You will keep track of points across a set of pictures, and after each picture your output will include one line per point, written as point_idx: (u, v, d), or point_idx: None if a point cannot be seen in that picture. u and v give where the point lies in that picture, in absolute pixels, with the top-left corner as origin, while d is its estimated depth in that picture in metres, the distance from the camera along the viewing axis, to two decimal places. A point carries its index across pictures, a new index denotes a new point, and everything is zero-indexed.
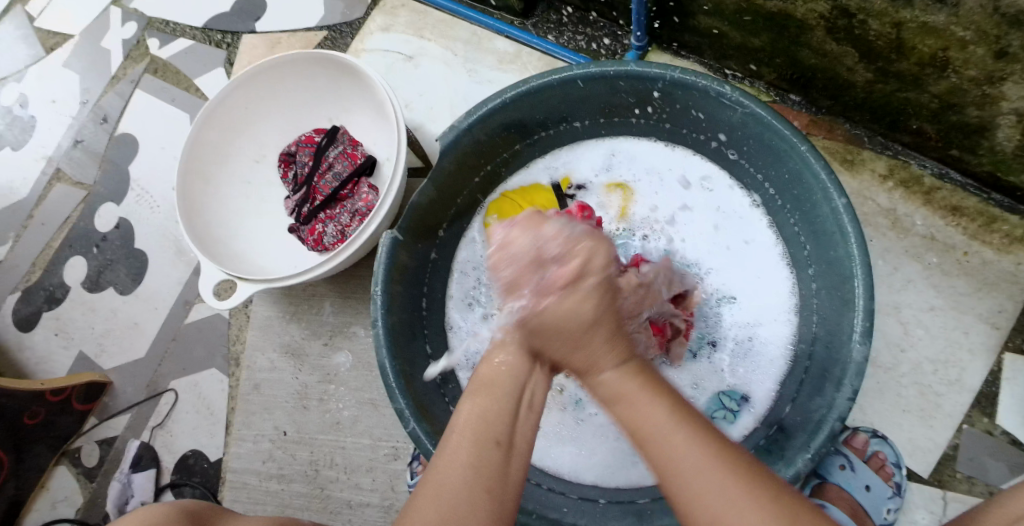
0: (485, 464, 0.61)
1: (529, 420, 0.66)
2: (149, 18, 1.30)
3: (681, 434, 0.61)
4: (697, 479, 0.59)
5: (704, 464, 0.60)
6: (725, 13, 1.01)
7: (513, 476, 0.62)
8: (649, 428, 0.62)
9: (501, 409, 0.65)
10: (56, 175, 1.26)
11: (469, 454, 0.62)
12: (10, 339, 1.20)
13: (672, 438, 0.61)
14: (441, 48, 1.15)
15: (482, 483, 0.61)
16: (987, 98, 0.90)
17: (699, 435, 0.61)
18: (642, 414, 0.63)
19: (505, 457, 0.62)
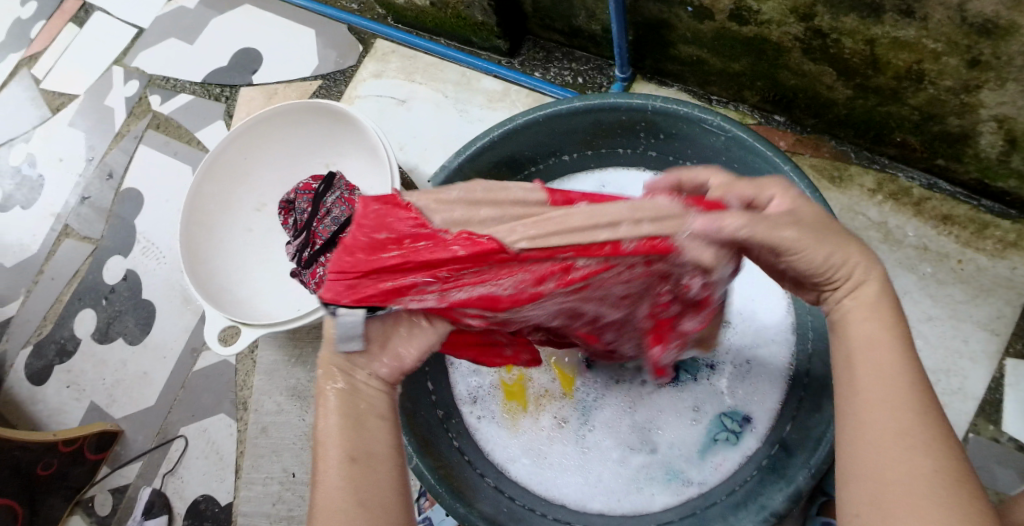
0: (353, 481, 0.56)
1: (389, 427, 0.59)
2: (150, 77, 1.35)
3: (896, 384, 0.55)
4: (889, 428, 0.54)
5: (907, 429, 0.54)
6: (703, 41, 1.03)
7: (385, 481, 0.57)
8: (864, 353, 0.58)
9: (357, 423, 0.58)
10: (64, 230, 1.30)
11: (336, 478, 0.56)
12: (23, 393, 1.22)
13: (874, 386, 0.56)
14: (431, 90, 1.18)
15: (363, 502, 0.55)
16: (965, 107, 0.91)
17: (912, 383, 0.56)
18: (862, 340, 0.59)
19: (374, 470, 0.56)
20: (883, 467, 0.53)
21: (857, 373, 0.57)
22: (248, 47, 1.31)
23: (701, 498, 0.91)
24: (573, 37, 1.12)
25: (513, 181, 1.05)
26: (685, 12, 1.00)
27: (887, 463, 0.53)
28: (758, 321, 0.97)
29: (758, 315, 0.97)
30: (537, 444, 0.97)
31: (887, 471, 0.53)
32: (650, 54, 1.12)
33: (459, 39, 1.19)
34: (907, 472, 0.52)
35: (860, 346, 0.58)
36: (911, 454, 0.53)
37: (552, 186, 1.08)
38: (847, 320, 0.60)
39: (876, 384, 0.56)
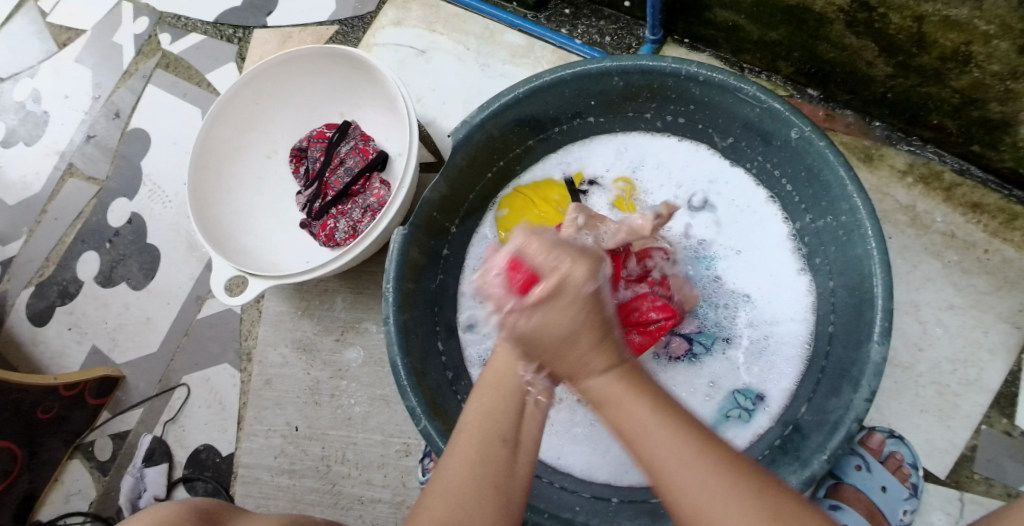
0: (490, 458, 0.65)
1: (535, 421, 0.69)
2: (160, 13, 1.30)
3: (688, 444, 0.63)
4: (693, 488, 0.62)
5: (692, 485, 0.62)
6: (741, 6, 0.99)
7: (519, 474, 0.66)
8: (632, 425, 0.65)
9: (510, 411, 0.68)
10: (68, 170, 1.26)
11: (472, 450, 0.66)
12: (24, 334, 1.21)
13: (674, 452, 0.63)
14: (453, 42, 1.14)
15: (489, 478, 0.65)
16: (1009, 94, 0.88)
17: (692, 432, 0.64)
18: (628, 414, 0.65)
19: (511, 454, 0.66)
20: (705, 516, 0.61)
21: (641, 436, 0.64)
22: None
23: None
24: None
25: (535, 141, 1.02)
26: None
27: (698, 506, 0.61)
28: (777, 299, 0.96)
29: (780, 292, 0.96)
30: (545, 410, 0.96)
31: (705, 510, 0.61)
32: (684, 17, 1.07)
33: None
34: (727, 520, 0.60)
35: (620, 397, 0.66)
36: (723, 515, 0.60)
37: (574, 148, 1.05)
38: (612, 397, 0.67)
39: (658, 443, 0.63)
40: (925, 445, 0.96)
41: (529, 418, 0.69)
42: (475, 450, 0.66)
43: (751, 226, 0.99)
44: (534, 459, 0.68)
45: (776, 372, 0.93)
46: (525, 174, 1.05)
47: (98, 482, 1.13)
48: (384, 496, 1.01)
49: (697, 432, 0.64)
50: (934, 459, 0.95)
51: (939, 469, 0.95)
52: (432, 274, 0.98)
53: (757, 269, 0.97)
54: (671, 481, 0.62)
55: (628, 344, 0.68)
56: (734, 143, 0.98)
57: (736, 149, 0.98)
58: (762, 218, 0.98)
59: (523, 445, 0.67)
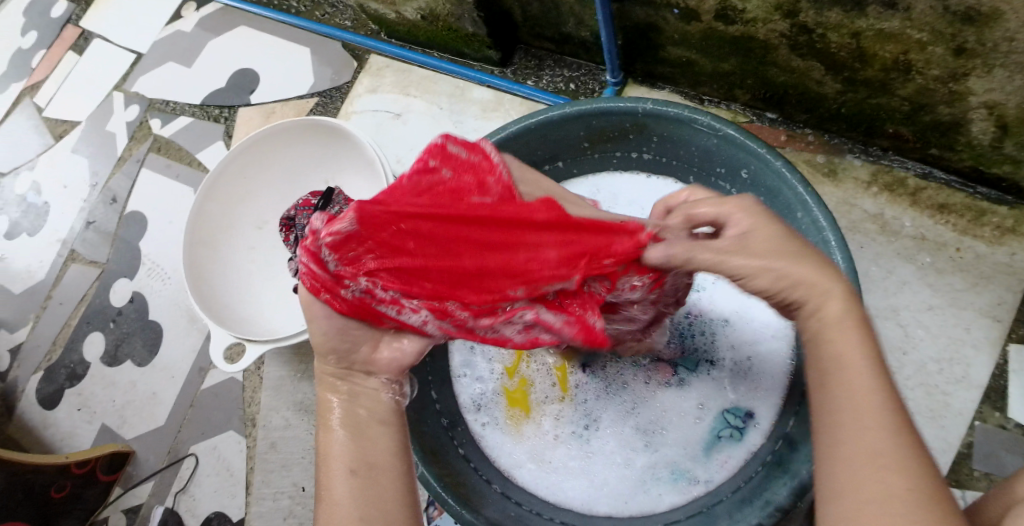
0: (359, 497, 0.62)
1: (387, 439, 0.66)
2: (150, 100, 1.37)
3: (876, 395, 0.58)
4: (857, 439, 0.56)
5: (861, 429, 0.56)
6: (691, 41, 1.04)
7: (390, 490, 0.63)
8: (849, 360, 0.60)
9: (351, 437, 0.66)
10: (70, 255, 1.32)
11: (344, 491, 0.62)
12: (35, 418, 1.24)
13: (868, 393, 0.58)
14: (426, 103, 1.19)
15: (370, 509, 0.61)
16: (954, 95, 0.92)
17: (885, 383, 0.59)
18: (840, 351, 0.61)
19: (375, 479, 0.63)
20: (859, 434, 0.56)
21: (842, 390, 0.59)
22: (244, 68, 1.33)
23: (707, 496, 0.91)
24: (564, 45, 1.13)
25: None
26: (671, 15, 1.01)
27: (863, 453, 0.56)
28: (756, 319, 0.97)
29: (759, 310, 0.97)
30: (541, 448, 0.98)
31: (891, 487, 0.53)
32: (640, 58, 1.13)
33: (452, 51, 1.21)
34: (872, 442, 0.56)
35: (837, 337, 0.62)
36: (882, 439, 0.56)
37: None
38: (822, 337, 0.63)
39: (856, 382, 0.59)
40: None
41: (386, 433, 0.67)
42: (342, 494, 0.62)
43: None
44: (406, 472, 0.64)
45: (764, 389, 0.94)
46: None
47: None
48: None
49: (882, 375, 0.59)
50: (932, 459, 0.96)
51: (937, 469, 0.96)
52: None
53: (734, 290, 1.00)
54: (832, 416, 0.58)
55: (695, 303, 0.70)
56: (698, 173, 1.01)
57: None
58: None
59: (387, 468, 0.64)
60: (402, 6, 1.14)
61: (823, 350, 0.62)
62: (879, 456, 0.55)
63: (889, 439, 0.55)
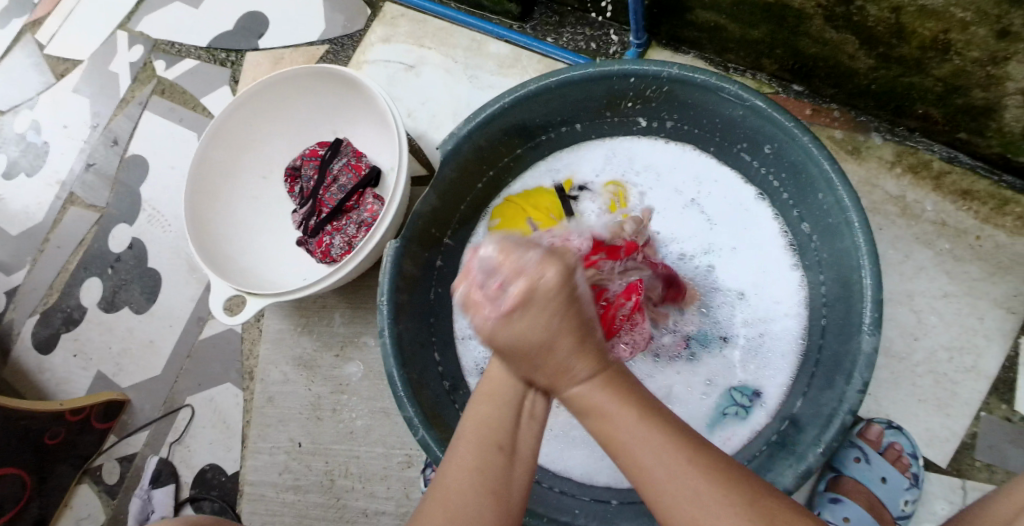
0: (486, 465, 0.62)
1: (533, 426, 0.65)
2: (154, 41, 1.33)
3: (658, 437, 0.60)
4: (677, 501, 0.59)
5: (666, 475, 0.59)
6: (721, 6, 1.00)
7: (515, 484, 0.62)
8: (619, 440, 0.61)
9: (507, 418, 0.64)
10: (70, 198, 1.29)
11: (468, 465, 0.62)
12: (30, 362, 1.22)
13: (662, 471, 0.59)
14: (441, 57, 1.15)
15: (486, 488, 0.61)
16: (991, 80, 0.89)
17: (671, 431, 0.61)
18: (609, 421, 0.62)
19: (505, 464, 0.62)
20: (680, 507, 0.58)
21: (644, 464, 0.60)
22: (253, 10, 1.28)
23: None
24: (587, 2, 1.09)
25: (524, 149, 1.03)
26: None
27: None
28: (768, 295, 0.96)
29: (772, 287, 0.96)
30: None
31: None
32: (666, 21, 1.09)
33: (470, 2, 1.16)
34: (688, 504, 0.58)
35: (605, 415, 0.62)
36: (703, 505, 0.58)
37: (561, 155, 1.06)
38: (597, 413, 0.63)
39: (673, 495, 0.59)
40: (925, 434, 0.96)
41: (524, 423, 0.65)
42: (469, 457, 0.63)
43: (740, 223, 0.99)
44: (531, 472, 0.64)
45: (772, 367, 0.93)
46: (515, 183, 1.06)
47: (107, 505, 1.14)
48: (388, 508, 1.02)
49: (683, 433, 0.61)
50: (935, 448, 0.95)
51: (940, 458, 0.95)
52: (426, 284, 1.00)
53: (750, 267, 0.98)
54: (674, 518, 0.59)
55: (595, 399, 0.63)
56: (721, 143, 0.99)
57: (724, 147, 0.99)
58: (752, 216, 0.99)
59: (520, 456, 0.63)
60: None
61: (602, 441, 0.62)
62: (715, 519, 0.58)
63: (697, 487, 0.59)
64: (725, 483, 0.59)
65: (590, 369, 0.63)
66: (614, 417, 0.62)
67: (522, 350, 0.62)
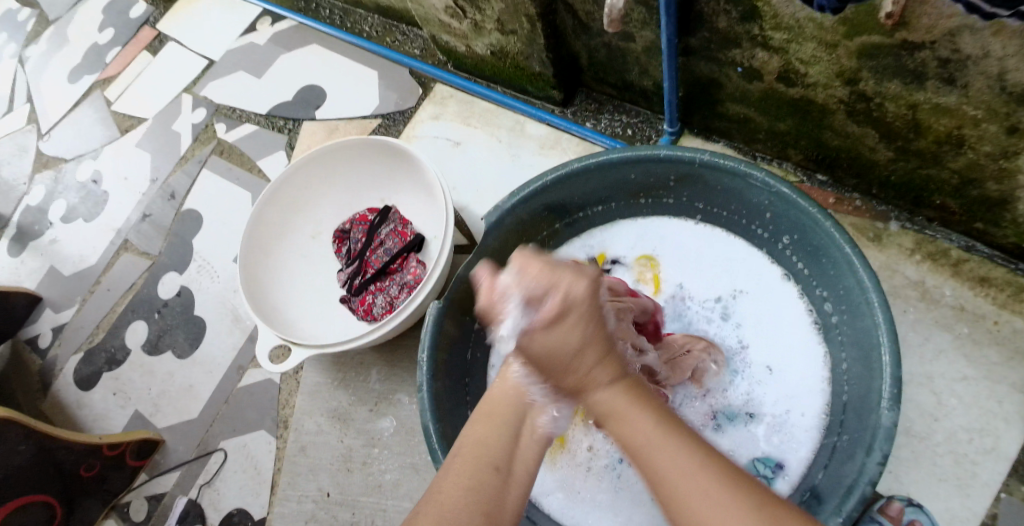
0: (479, 482, 0.67)
1: (530, 449, 0.71)
2: (217, 105, 1.43)
3: (695, 461, 0.64)
4: (694, 496, 0.62)
5: (684, 477, 0.63)
6: (750, 100, 1.10)
7: (510, 501, 0.67)
8: (636, 442, 0.67)
9: (502, 436, 0.70)
10: (124, 244, 1.36)
11: (465, 476, 0.67)
12: (70, 398, 1.26)
13: (685, 475, 0.63)
14: (486, 134, 1.24)
15: (481, 505, 0.65)
16: (1003, 172, 0.95)
17: (715, 470, 0.63)
18: (630, 433, 0.67)
19: (502, 483, 0.67)
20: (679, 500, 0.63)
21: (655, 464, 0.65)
22: (311, 84, 1.38)
23: None
24: (625, 91, 1.18)
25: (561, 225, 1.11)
26: (735, 72, 1.06)
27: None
28: (792, 371, 0.99)
29: (796, 364, 1.00)
30: (573, 479, 0.99)
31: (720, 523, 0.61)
32: (699, 111, 1.18)
33: (515, 87, 1.26)
34: (717, 511, 0.61)
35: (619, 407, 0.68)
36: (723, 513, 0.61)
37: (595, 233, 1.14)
38: (617, 418, 0.68)
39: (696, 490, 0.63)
40: (945, 513, 0.98)
41: (524, 438, 0.71)
42: (466, 478, 0.67)
43: (769, 303, 1.04)
44: (524, 491, 0.69)
45: (795, 441, 0.96)
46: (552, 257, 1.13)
47: None
48: None
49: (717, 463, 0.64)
50: None
51: None
52: (462, 348, 1.04)
53: (771, 340, 1.02)
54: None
55: (615, 402, 0.68)
56: (749, 226, 1.05)
57: (750, 231, 1.05)
58: (779, 295, 1.04)
59: (515, 477, 0.69)
60: (474, 41, 1.20)
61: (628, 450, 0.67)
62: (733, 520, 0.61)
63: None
64: (731, 481, 0.63)
65: (610, 377, 0.69)
66: (629, 417, 0.68)
67: (553, 362, 0.67)
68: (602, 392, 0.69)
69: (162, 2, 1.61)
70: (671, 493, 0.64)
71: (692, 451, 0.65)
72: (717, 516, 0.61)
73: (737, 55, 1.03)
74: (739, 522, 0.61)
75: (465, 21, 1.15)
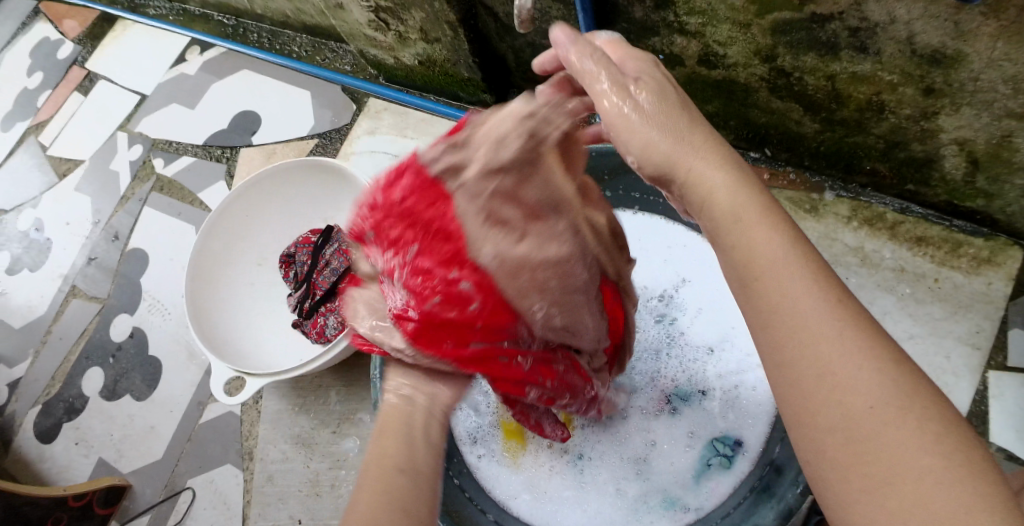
0: (386, 480, 0.58)
1: (432, 450, 0.61)
2: (153, 140, 1.42)
3: (841, 325, 0.51)
4: (833, 347, 0.50)
5: (824, 331, 0.51)
6: (676, 85, 1.11)
7: (425, 499, 0.58)
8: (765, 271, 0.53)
9: (404, 442, 0.61)
10: (72, 291, 1.34)
11: (376, 483, 0.58)
12: (32, 452, 1.24)
13: (830, 328, 0.51)
14: (423, 144, 1.24)
15: (398, 502, 0.56)
16: (927, 133, 0.96)
17: (867, 338, 0.51)
18: (761, 246, 0.54)
19: (413, 483, 0.58)
20: (812, 343, 0.51)
21: (802, 320, 0.51)
22: (245, 110, 1.37)
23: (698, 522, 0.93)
24: None
25: None
26: (657, 60, 1.07)
27: (857, 399, 0.49)
28: (740, 348, 1.01)
29: (742, 340, 1.01)
30: (536, 479, 1.00)
31: (864, 394, 0.49)
32: None
33: (448, 94, 1.26)
34: (859, 377, 0.49)
35: (756, 230, 0.54)
36: (867, 383, 0.49)
37: None
38: (747, 244, 0.54)
39: (835, 341, 0.51)
40: None
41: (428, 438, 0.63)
42: (374, 476, 0.59)
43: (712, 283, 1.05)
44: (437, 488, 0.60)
45: (751, 416, 0.97)
46: None
47: None
48: None
49: (866, 329, 0.51)
50: None
51: None
52: None
53: (715, 320, 1.03)
54: (841, 384, 0.49)
55: (735, 200, 0.56)
56: None
57: None
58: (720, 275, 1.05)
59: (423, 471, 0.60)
60: (400, 52, 1.19)
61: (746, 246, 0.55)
62: (883, 409, 0.48)
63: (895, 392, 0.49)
64: (901, 400, 0.48)
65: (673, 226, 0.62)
66: (756, 231, 0.54)
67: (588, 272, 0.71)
68: (757, 240, 0.54)
69: (89, 40, 1.58)
70: (814, 336, 0.51)
71: (842, 304, 0.52)
72: (870, 388, 0.49)
73: (658, 43, 1.04)
74: (878, 390, 0.49)
75: (389, 33, 1.15)
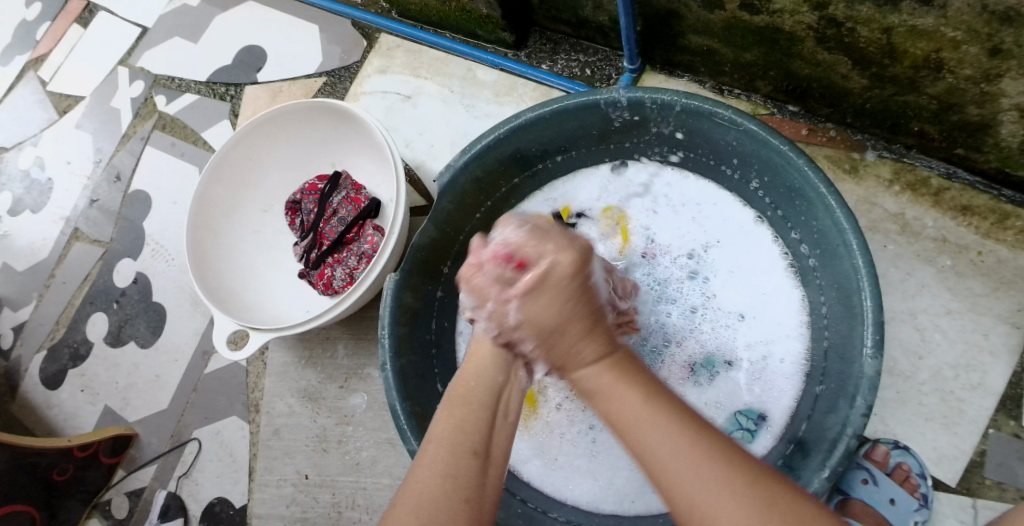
0: (459, 468, 0.65)
1: (507, 429, 0.71)
2: (155, 76, 1.35)
3: (681, 446, 0.63)
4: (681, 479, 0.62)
5: (676, 462, 0.63)
6: (713, 30, 1.02)
7: (489, 483, 0.66)
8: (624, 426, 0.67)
9: (479, 418, 0.70)
10: (74, 233, 1.30)
11: (448, 452, 0.66)
12: (38, 398, 1.23)
13: (672, 463, 0.63)
14: (438, 86, 1.16)
15: (462, 489, 0.64)
16: (986, 96, 0.88)
17: (717, 457, 0.62)
18: (615, 409, 0.68)
19: (482, 466, 0.66)
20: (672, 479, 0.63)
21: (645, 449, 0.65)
22: (251, 44, 1.30)
23: None
24: (580, 28, 1.10)
25: (522, 178, 1.05)
26: (694, 2, 0.99)
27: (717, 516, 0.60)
28: (771, 317, 0.96)
29: (772, 310, 0.96)
30: (549, 444, 0.97)
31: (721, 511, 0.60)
32: (659, 46, 1.11)
33: (465, 32, 1.17)
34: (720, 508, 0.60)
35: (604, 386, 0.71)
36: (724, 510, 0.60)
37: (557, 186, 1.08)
38: (603, 395, 0.70)
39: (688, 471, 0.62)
40: (932, 453, 0.95)
41: (499, 424, 0.71)
42: (444, 465, 0.65)
43: (744, 248, 1.00)
44: (503, 472, 0.68)
45: (777, 390, 0.94)
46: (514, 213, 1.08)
47: None
48: None
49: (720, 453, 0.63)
50: (942, 467, 0.95)
51: (948, 477, 0.94)
52: (427, 318, 1.01)
53: (745, 286, 0.99)
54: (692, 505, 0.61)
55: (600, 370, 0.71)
56: (718, 167, 0.99)
57: (720, 172, 1.00)
58: (751, 239, 0.99)
59: (493, 458, 0.68)
60: None
61: (603, 413, 0.70)
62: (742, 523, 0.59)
63: (712, 476, 0.61)
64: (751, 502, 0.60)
65: (596, 354, 0.72)
66: (615, 397, 0.69)
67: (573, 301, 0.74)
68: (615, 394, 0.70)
69: None
70: (660, 466, 0.64)
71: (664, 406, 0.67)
72: (709, 497, 0.61)
73: None
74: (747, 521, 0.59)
75: None
